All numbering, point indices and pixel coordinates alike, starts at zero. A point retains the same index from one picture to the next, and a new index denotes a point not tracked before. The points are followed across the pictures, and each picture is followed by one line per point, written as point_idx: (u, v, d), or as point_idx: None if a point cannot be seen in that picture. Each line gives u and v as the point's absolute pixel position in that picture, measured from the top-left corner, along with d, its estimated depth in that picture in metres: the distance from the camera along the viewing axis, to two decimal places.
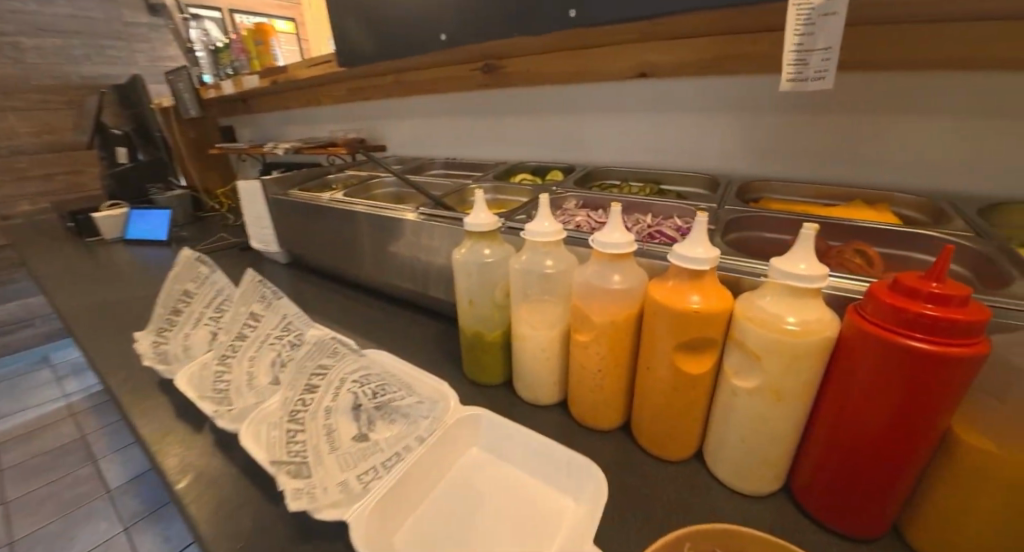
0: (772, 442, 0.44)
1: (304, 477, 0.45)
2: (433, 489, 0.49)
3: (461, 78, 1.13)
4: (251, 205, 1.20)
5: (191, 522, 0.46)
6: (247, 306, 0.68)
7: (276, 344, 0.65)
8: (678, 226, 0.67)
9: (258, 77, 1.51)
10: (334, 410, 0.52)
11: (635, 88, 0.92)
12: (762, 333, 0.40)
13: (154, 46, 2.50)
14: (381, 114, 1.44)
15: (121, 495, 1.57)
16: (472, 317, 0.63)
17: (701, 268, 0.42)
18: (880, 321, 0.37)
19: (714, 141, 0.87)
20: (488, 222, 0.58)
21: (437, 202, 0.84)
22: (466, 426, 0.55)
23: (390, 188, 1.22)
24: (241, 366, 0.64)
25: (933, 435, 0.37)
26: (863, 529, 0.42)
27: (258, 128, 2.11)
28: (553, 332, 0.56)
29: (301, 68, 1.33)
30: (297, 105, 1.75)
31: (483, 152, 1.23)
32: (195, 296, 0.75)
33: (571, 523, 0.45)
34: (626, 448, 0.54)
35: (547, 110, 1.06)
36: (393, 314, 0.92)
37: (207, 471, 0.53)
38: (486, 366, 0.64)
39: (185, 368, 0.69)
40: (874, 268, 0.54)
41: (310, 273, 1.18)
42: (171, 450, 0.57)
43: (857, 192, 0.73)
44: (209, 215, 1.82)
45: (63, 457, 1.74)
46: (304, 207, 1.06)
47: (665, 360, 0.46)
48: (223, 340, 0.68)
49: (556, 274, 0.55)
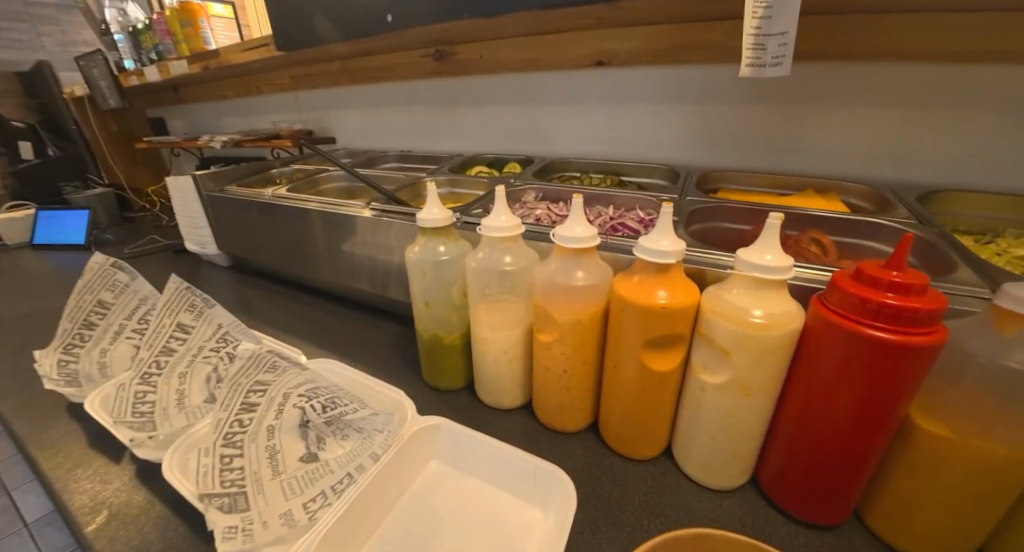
0: (739, 436, 0.43)
1: (240, 511, 0.40)
2: (389, 510, 0.45)
3: (412, 65, 1.07)
4: (183, 203, 1.09)
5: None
6: (172, 316, 0.60)
7: (211, 360, 0.58)
8: (641, 218, 0.66)
9: (188, 62, 1.37)
10: (276, 429, 0.46)
11: (592, 77, 0.90)
12: (728, 328, 0.39)
13: (65, 30, 2.14)
14: (327, 104, 1.35)
15: (44, 527, 1.23)
16: (429, 319, 0.59)
17: (666, 261, 0.40)
18: (843, 311, 0.36)
19: (672, 132, 0.87)
20: (442, 217, 0.54)
21: (390, 197, 0.79)
22: (424, 438, 0.51)
23: (340, 182, 1.14)
24: (166, 384, 0.56)
25: (893, 422, 0.37)
26: (828, 518, 0.42)
27: (192, 120, 1.93)
28: (515, 332, 0.53)
29: (235, 52, 1.21)
30: (235, 94, 1.61)
31: (439, 144, 1.17)
32: (111, 307, 0.65)
33: (540, 536, 0.42)
34: (594, 450, 0.52)
35: (504, 100, 1.03)
36: (347, 317, 0.85)
37: (124, 509, 0.46)
38: (445, 370, 0.60)
39: (100, 392, 0.60)
40: (827, 256, 0.55)
41: (254, 276, 1.09)
42: (81, 487, 0.49)
43: (809, 182, 0.75)
44: (139, 216, 1.64)
45: None
46: (243, 204, 0.97)
47: (632, 358, 0.45)
48: (143, 355, 0.59)
49: (516, 271, 0.52)
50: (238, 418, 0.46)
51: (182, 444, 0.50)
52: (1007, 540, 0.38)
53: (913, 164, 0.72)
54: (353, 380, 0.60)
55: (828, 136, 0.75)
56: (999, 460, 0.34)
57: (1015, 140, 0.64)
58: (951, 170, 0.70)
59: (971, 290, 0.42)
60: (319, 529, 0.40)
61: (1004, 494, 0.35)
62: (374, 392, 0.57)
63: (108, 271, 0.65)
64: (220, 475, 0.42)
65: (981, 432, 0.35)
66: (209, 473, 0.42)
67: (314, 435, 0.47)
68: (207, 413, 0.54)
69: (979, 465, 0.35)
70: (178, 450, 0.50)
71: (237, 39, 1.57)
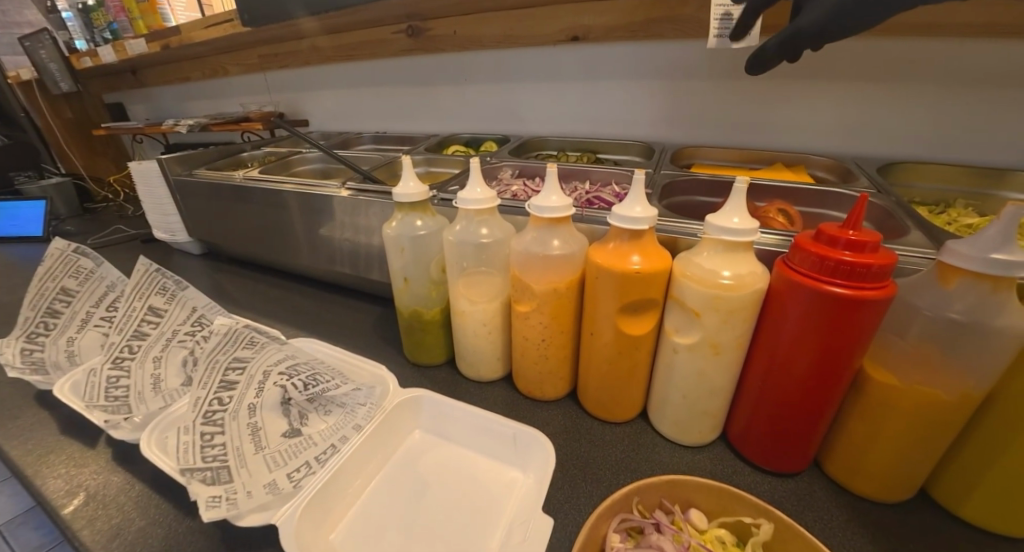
0: (708, 394, 0.46)
1: (224, 482, 0.40)
2: (373, 479, 0.46)
3: (384, 42, 1.05)
4: (147, 189, 1.04)
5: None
6: (141, 299, 0.58)
7: (188, 341, 0.58)
8: (616, 192, 0.67)
9: (146, 40, 1.29)
10: (258, 407, 0.47)
11: (566, 53, 0.90)
12: (699, 289, 0.41)
13: (4, 9, 1.96)
14: (297, 85, 1.31)
15: (17, 528, 1.19)
16: (408, 296, 0.60)
17: (638, 228, 0.42)
18: (805, 270, 0.38)
19: (646, 110, 0.88)
20: (417, 191, 0.53)
21: (366, 175, 0.78)
22: (406, 410, 0.51)
23: (314, 164, 1.12)
24: (139, 369, 0.55)
25: (848, 373, 0.39)
26: (792, 465, 0.45)
27: (154, 104, 1.84)
28: (494, 304, 0.54)
29: (197, 29, 1.15)
30: (197, 75, 1.54)
31: (415, 125, 1.15)
32: (75, 295, 0.63)
33: (521, 494, 0.44)
34: (574, 415, 0.53)
35: (479, 79, 1.01)
36: (326, 300, 0.85)
37: (104, 490, 0.45)
38: (427, 345, 0.61)
39: (69, 379, 0.58)
40: (793, 224, 0.58)
41: (228, 263, 1.06)
42: (55, 472, 0.48)
43: (778, 155, 0.78)
44: (101, 206, 1.55)
45: None
46: (212, 187, 0.94)
47: (608, 324, 0.46)
48: (112, 340, 0.57)
49: (493, 244, 0.52)
50: (216, 396, 0.46)
51: (160, 425, 0.50)
52: (946, 478, 0.41)
53: (872, 137, 0.75)
54: (332, 355, 0.60)
55: (793, 111, 0.78)
56: (938, 404, 0.37)
57: (968, 112, 0.68)
58: (906, 142, 0.74)
59: (919, 250, 0.45)
60: (304, 497, 0.40)
61: (946, 434, 0.38)
62: (354, 367, 0.58)
63: (70, 258, 0.62)
64: (201, 452, 0.42)
65: (925, 379, 0.38)
66: (189, 450, 0.42)
67: (295, 412, 0.48)
68: (184, 394, 0.53)
69: (923, 409, 0.38)
70: (156, 429, 0.49)
71: (197, 17, 1.50)
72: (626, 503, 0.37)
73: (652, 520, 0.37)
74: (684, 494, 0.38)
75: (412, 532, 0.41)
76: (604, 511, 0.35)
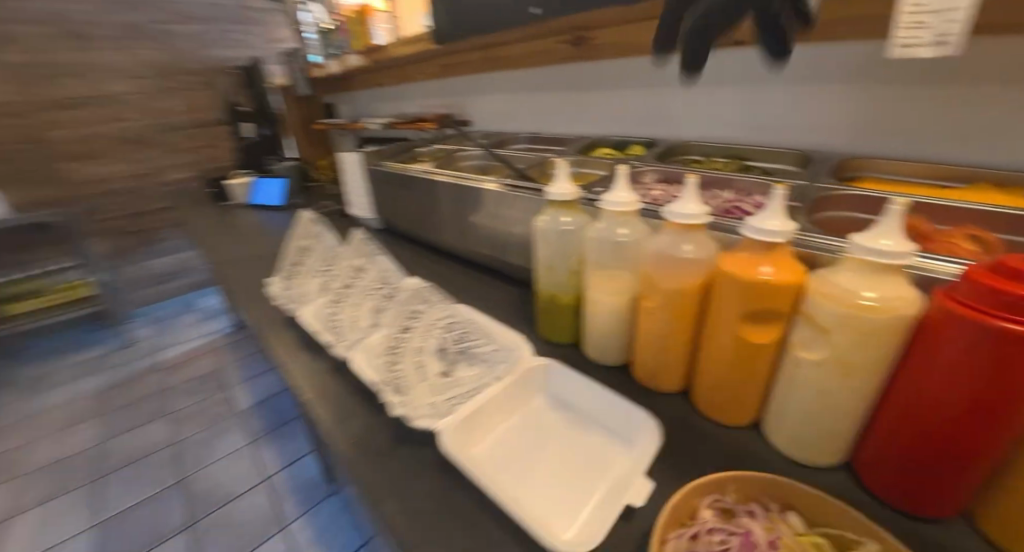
0: (833, 416, 0.45)
1: (402, 394, 0.55)
2: (505, 420, 0.56)
3: (549, 51, 1.15)
4: (352, 175, 1.35)
5: (319, 420, 0.59)
6: (355, 260, 0.82)
7: (377, 291, 0.77)
8: (759, 204, 0.66)
9: (363, 57, 1.64)
10: (425, 349, 0.62)
11: (730, 56, 0.88)
12: (830, 305, 0.41)
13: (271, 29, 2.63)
14: (470, 89, 1.51)
15: (250, 415, 1.75)
16: (548, 281, 0.69)
17: (772, 240, 0.43)
18: (969, 301, 0.36)
19: (815, 115, 0.82)
20: (567, 192, 0.62)
21: (519, 174, 0.89)
22: (534, 373, 0.61)
23: (475, 160, 1.30)
24: (348, 308, 0.77)
25: (1014, 422, 0.36)
26: (928, 509, 0.42)
27: (357, 105, 2.30)
28: (623, 296, 0.60)
29: (399, 47, 1.42)
30: (392, 81, 1.87)
31: (568, 126, 1.25)
32: (314, 251, 0.90)
33: (625, 463, 0.49)
34: (685, 410, 0.57)
35: (635, 83, 1.05)
36: (474, 277, 1.00)
37: (326, 387, 0.65)
38: (558, 326, 0.70)
39: (304, 306, 0.84)
40: (986, 254, 0.50)
41: (401, 238, 1.31)
42: (299, 370, 0.70)
43: (984, 172, 0.66)
44: (317, 186, 2.03)
45: (204, 383, 1.96)
46: (398, 177, 1.17)
47: (730, 328, 0.48)
48: (334, 286, 0.81)
49: (629, 243, 0.58)
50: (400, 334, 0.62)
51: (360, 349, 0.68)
52: None
53: None
54: None
55: None
56: None
57: None
58: None
59: None
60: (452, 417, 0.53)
61: None
62: None
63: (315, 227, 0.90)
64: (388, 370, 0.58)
65: None
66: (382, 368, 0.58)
67: (449, 358, 0.62)
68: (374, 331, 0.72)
69: None
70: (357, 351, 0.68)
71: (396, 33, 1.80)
72: (721, 488, 0.40)
73: (747, 510, 0.40)
74: (786, 497, 0.40)
75: (532, 466, 0.50)
76: (696, 488, 0.39)
